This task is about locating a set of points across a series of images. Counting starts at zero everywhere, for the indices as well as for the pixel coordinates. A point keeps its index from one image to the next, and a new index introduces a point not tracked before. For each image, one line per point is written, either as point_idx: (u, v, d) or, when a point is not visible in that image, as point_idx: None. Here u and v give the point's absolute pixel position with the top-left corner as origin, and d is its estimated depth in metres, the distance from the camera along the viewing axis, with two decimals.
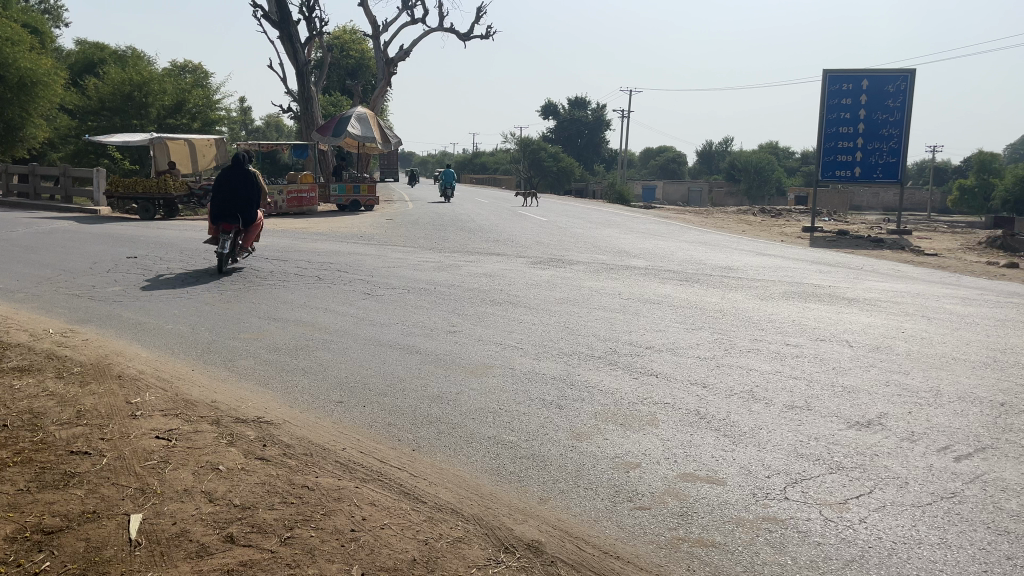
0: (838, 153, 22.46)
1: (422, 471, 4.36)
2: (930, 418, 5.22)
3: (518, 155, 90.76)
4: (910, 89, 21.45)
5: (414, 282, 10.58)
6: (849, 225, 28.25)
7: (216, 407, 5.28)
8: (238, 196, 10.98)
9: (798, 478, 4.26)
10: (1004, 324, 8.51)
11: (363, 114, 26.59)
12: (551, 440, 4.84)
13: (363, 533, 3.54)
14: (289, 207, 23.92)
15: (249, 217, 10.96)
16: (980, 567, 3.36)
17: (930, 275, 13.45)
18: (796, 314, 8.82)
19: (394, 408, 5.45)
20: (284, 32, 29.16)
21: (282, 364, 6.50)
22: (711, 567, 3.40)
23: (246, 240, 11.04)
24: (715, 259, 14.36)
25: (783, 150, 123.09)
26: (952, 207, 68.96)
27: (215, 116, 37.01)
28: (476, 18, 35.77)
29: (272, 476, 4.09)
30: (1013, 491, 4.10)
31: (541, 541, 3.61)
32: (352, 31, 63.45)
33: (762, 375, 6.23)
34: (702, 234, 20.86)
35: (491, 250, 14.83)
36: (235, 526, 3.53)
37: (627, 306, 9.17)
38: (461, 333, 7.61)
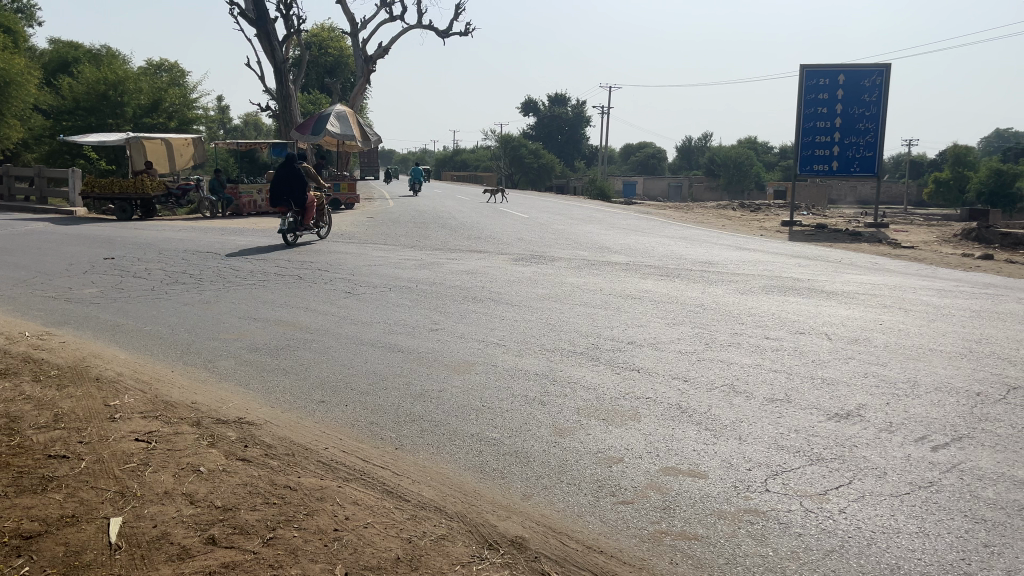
0: (815, 147, 22.62)
1: (406, 469, 4.35)
2: (908, 409, 5.29)
3: (500, 152, 90.72)
4: (885, 83, 21.71)
5: (396, 279, 10.58)
6: (828, 218, 28.43)
7: (196, 408, 5.25)
8: (289, 187, 14.65)
9: (779, 470, 4.30)
10: (979, 315, 8.62)
11: (342, 112, 26.40)
12: (534, 436, 4.85)
13: (346, 532, 3.53)
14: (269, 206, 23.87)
15: (300, 199, 14.54)
16: (958, 555, 3.40)
17: (908, 267, 13.60)
18: (775, 307, 8.91)
19: (376, 406, 5.43)
20: (261, 30, 28.94)
21: (263, 364, 6.48)
22: (693, 560, 3.42)
23: (303, 218, 14.70)
24: (696, 253, 14.44)
25: (762, 145, 123.76)
26: (928, 199, 69.63)
27: (192, 116, 36.74)
28: (455, 15, 35.81)
29: (254, 476, 4.08)
30: (990, 480, 4.16)
31: (525, 537, 3.62)
32: (332, 27, 63.05)
33: (742, 368, 6.29)
34: (683, 229, 20.96)
35: (472, 247, 14.81)
36: (217, 527, 3.51)
37: (610, 301, 9.21)
38: (443, 330, 7.61)
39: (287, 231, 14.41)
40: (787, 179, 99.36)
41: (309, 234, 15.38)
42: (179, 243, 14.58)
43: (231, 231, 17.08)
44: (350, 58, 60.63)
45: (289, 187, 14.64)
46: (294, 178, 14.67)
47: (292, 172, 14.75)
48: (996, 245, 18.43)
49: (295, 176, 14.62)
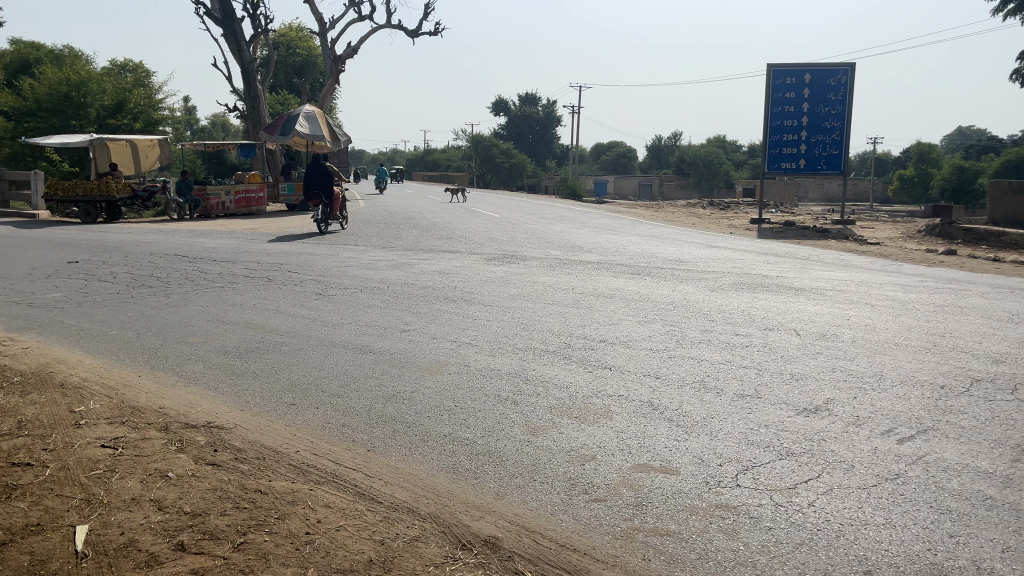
0: (783, 146, 22.86)
1: (378, 471, 4.33)
2: (874, 403, 5.37)
3: (471, 152, 90.47)
4: (850, 83, 22.02)
5: (368, 280, 10.52)
6: (796, 216, 28.72)
7: (164, 413, 5.18)
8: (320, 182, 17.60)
9: (749, 465, 4.34)
10: (944, 310, 8.77)
11: (311, 113, 26.16)
12: (507, 435, 4.86)
13: (318, 535, 3.50)
14: (237, 208, 23.62)
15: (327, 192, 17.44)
16: (924, 546, 3.46)
17: (873, 263, 13.79)
18: (744, 304, 8.99)
19: (347, 408, 5.40)
20: (228, 29, 28.61)
21: (231, 367, 6.40)
22: (666, 556, 3.45)
23: (333, 208, 17.67)
24: (666, 252, 14.55)
25: (731, 144, 125.01)
26: (894, 196, 70.77)
27: (158, 117, 36.27)
28: (424, 14, 35.75)
29: (224, 481, 4.03)
30: (954, 471, 4.24)
31: (499, 536, 3.62)
32: (299, 27, 62.47)
33: (713, 365, 6.33)
34: (653, 228, 21.03)
35: (445, 247, 14.75)
36: (187, 533, 3.47)
37: (582, 300, 9.24)
38: (415, 331, 7.58)
39: (321, 219, 17.36)
40: (756, 177, 100.28)
41: (338, 223, 18.38)
42: (145, 245, 14.38)
43: (199, 233, 16.83)
44: (318, 57, 60.09)
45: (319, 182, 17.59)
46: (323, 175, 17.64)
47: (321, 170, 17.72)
48: (959, 241, 18.74)
49: (323, 173, 17.56)
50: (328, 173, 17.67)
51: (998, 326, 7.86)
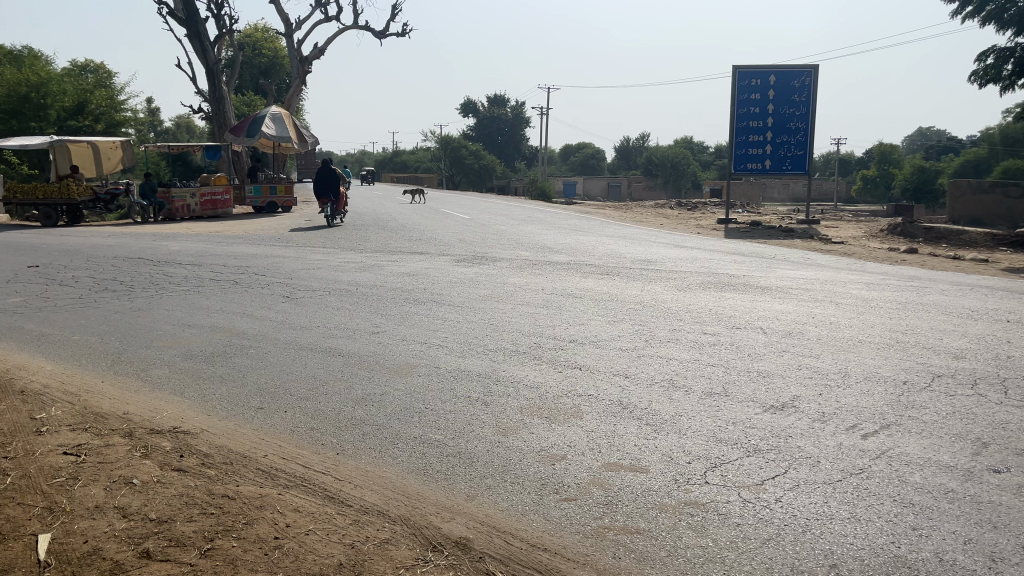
0: (749, 147, 23.13)
1: (347, 474, 4.30)
2: (839, 399, 5.45)
3: (440, 153, 90.14)
4: (813, 84, 22.33)
5: (336, 283, 10.45)
6: (762, 215, 29.06)
7: (128, 418, 5.10)
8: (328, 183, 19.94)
9: (717, 463, 4.38)
10: (905, 307, 8.95)
11: (277, 114, 25.91)
12: (477, 437, 4.85)
13: (287, 540, 3.47)
14: (203, 211, 23.22)
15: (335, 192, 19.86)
16: (887, 539, 3.53)
17: (837, 262, 14.00)
18: (711, 303, 9.09)
19: (316, 412, 5.35)
20: (192, 30, 28.23)
21: (198, 371, 6.33)
22: (636, 553, 3.48)
23: (339, 206, 20.12)
24: (635, 252, 14.67)
25: (698, 144, 126.15)
26: (856, 196, 72.02)
27: (120, 118, 35.72)
28: (392, 15, 35.60)
29: (190, 487, 3.98)
30: (916, 465, 4.32)
31: (470, 538, 3.61)
32: (265, 28, 61.77)
33: (681, 364, 6.38)
34: (622, 228, 21.12)
35: (414, 248, 14.69)
36: (152, 540, 3.42)
37: (551, 300, 9.25)
38: (384, 333, 7.54)
39: (330, 215, 19.65)
40: (723, 177, 101.42)
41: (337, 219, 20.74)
42: (107, 249, 14.12)
43: (163, 237, 16.60)
44: (285, 59, 59.58)
45: (328, 184, 20.14)
46: (331, 177, 20.16)
47: (327, 173, 20.25)
48: (920, 239, 19.12)
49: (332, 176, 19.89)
50: (335, 175, 20.03)
51: (959, 322, 8.04)
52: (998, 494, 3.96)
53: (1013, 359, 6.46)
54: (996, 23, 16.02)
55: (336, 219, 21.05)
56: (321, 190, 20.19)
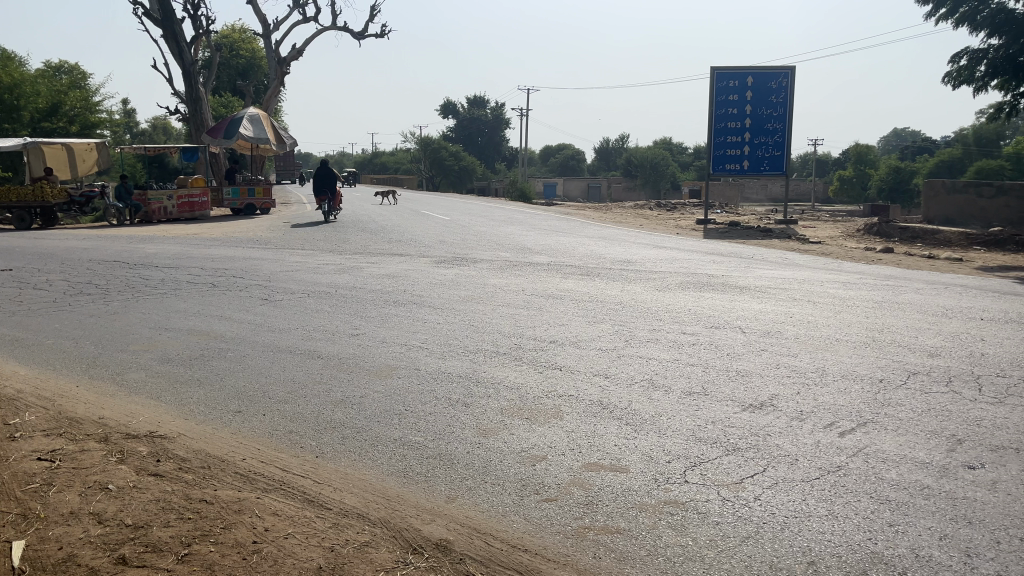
0: (727, 148, 23.27)
1: (327, 477, 4.28)
2: (817, 397, 5.50)
3: (419, 155, 89.78)
4: (790, 86, 22.58)
5: (315, 285, 10.40)
6: (740, 216, 29.26)
7: (104, 423, 5.04)
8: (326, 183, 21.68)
9: (697, 461, 4.40)
10: (881, 305, 9.05)
11: (255, 115, 25.74)
12: (457, 438, 4.84)
13: (266, 544, 3.45)
14: (180, 212, 22.97)
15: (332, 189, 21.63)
16: (865, 535, 3.56)
17: (814, 261, 14.14)
18: (690, 303, 9.14)
19: (295, 414, 5.32)
20: (168, 31, 27.96)
21: (175, 375, 6.26)
22: (617, 553, 3.48)
23: (336, 204, 21.74)
24: (615, 252, 14.72)
25: (676, 144, 126.74)
26: (833, 196, 72.71)
27: (94, 119, 35.50)
28: (371, 15, 35.51)
29: (167, 491, 3.94)
30: (892, 462, 4.37)
31: (450, 539, 3.61)
32: (242, 28, 61.22)
33: (661, 364, 6.41)
34: (602, 229, 21.17)
35: (394, 250, 14.65)
36: (128, 546, 3.38)
37: (532, 301, 9.24)
38: (364, 335, 7.51)
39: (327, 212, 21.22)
40: (702, 178, 102.09)
41: (333, 216, 22.87)
42: (82, 252, 13.94)
43: (140, 240, 16.42)
44: (263, 60, 59.21)
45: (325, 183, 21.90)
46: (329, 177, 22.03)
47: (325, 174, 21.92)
48: (896, 239, 19.33)
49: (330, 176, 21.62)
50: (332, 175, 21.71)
51: (933, 320, 8.13)
52: (972, 489, 4.02)
53: (987, 356, 6.55)
54: (968, 25, 16.21)
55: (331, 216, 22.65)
56: (319, 189, 21.92)
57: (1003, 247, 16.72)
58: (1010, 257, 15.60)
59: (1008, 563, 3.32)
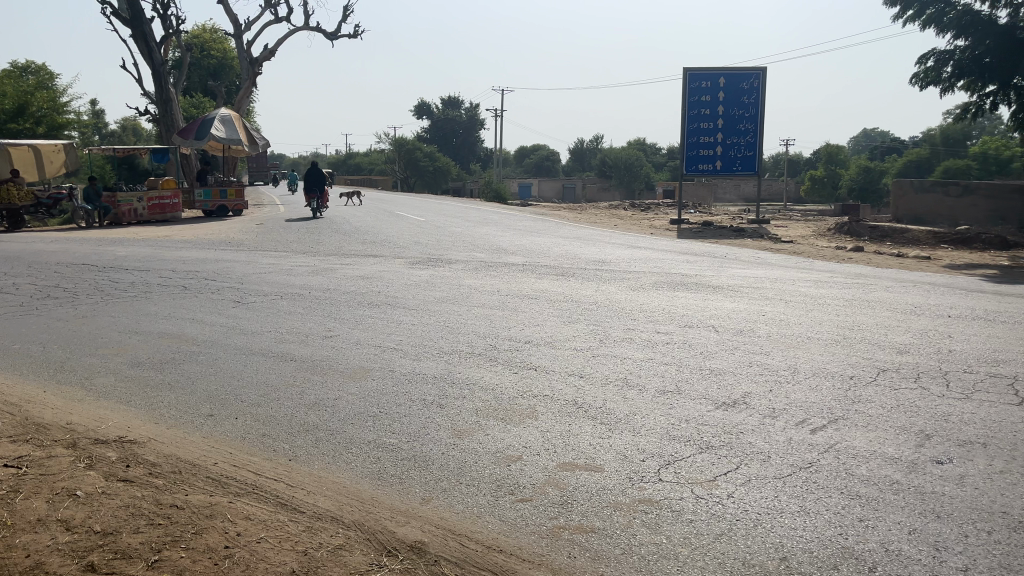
0: (700, 147, 23.40)
1: (300, 481, 4.24)
2: (789, 394, 5.56)
3: (393, 155, 89.43)
4: (761, 87, 22.84)
5: (288, 286, 10.31)
6: (713, 215, 29.51)
7: (72, 429, 4.95)
8: (315, 181, 24.04)
9: (671, 459, 4.43)
10: (852, 303, 9.18)
11: (226, 116, 25.49)
12: (432, 439, 4.83)
13: (238, 548, 3.41)
14: (150, 215, 22.69)
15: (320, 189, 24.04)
16: (836, 530, 3.60)
17: (787, 260, 14.29)
18: (664, 302, 9.17)
19: (268, 418, 5.27)
20: (137, 30, 27.59)
21: (145, 379, 6.17)
22: (591, 552, 3.49)
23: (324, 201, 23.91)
24: (589, 252, 14.79)
25: (649, 144, 127.46)
26: (804, 195, 73.55)
27: (62, 120, 34.91)
28: (344, 15, 35.32)
29: (136, 497, 3.88)
30: (863, 457, 4.43)
31: (424, 541, 3.59)
32: (213, 28, 60.50)
33: (635, 363, 6.45)
34: (576, 229, 21.24)
35: (369, 251, 14.60)
36: (97, 554, 3.33)
37: (506, 302, 9.25)
38: (339, 337, 7.46)
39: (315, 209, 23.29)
40: (675, 178, 102.84)
41: (321, 213, 24.75)
42: (50, 255, 13.72)
43: (110, 242, 16.18)
44: (235, 60, 58.70)
45: (315, 182, 24.21)
46: (318, 177, 24.37)
47: (314, 173, 24.28)
48: (866, 238, 19.60)
49: (320, 176, 23.98)
50: (322, 176, 23.97)
51: (901, 318, 8.25)
52: (941, 484, 4.08)
53: (954, 353, 6.65)
54: (935, 26, 16.45)
55: (319, 212, 24.80)
56: (310, 186, 24.28)
57: (969, 245, 17.02)
58: (976, 255, 15.86)
59: (976, 557, 3.38)
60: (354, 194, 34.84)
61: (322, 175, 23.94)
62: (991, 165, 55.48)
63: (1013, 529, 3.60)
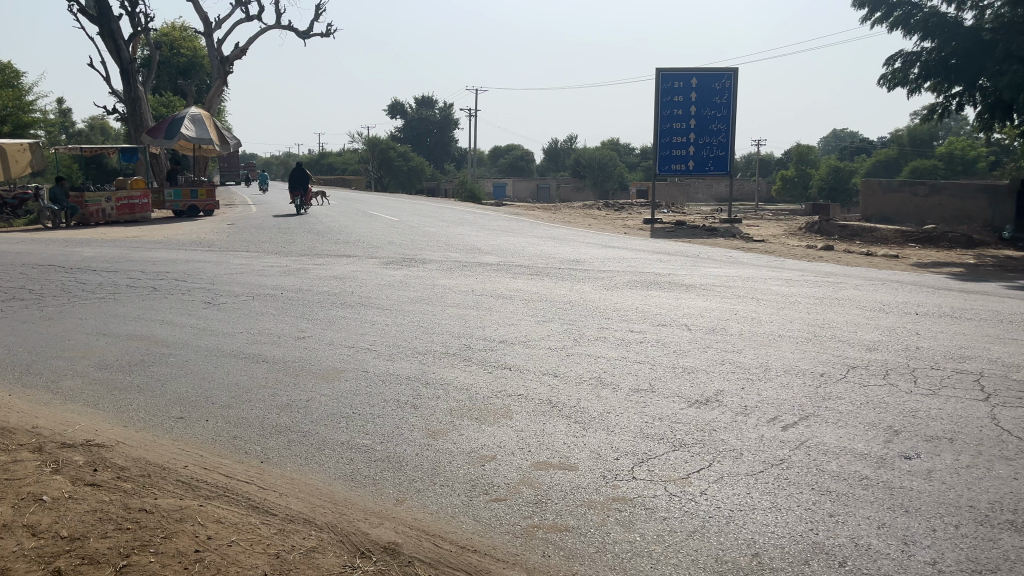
0: (673, 148, 23.55)
1: (273, 483, 4.20)
2: (760, 392, 5.62)
3: (367, 155, 88.92)
4: (733, 87, 23.02)
5: (260, 287, 10.22)
6: (687, 215, 29.71)
7: (37, 433, 4.86)
8: (301, 180, 24.68)
9: (644, 458, 4.45)
10: (822, 301, 9.29)
11: (196, 115, 25.18)
12: (406, 440, 4.80)
13: (208, 552, 3.37)
14: (119, 215, 22.39)
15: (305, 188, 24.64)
16: (807, 526, 3.64)
17: (759, 259, 14.42)
18: (637, 301, 9.21)
19: (239, 420, 5.21)
20: (104, 28, 27.17)
21: (113, 382, 6.08)
22: (565, 552, 3.49)
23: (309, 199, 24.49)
24: (563, 252, 14.82)
25: (623, 144, 127.98)
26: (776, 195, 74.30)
27: (28, 119, 34.31)
28: (316, 14, 35.05)
29: (105, 502, 3.82)
30: (833, 454, 4.48)
31: (398, 542, 3.57)
32: (182, 26, 59.62)
33: (609, 362, 6.47)
34: (550, 229, 21.28)
35: (343, 251, 14.50)
36: (63, 559, 3.28)
37: (481, 301, 9.24)
38: (311, 338, 7.39)
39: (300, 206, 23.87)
40: (649, 178, 103.41)
41: (305, 210, 25.36)
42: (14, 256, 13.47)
43: (77, 243, 15.93)
44: (205, 59, 58.00)
45: (300, 181, 24.79)
46: (303, 177, 24.94)
47: (298, 173, 24.84)
48: (835, 237, 19.86)
49: (305, 176, 24.61)
50: (307, 175, 24.57)
51: (870, 315, 8.35)
52: (910, 479, 4.14)
53: (922, 350, 6.75)
54: (902, 28, 16.71)
55: (304, 210, 25.42)
56: (295, 185, 24.85)
57: (936, 244, 17.28)
58: (943, 253, 16.12)
59: (944, 550, 3.43)
60: (321, 194, 34.51)
61: (306, 176, 24.53)
62: (958, 165, 56.35)
63: (979, 523, 3.66)
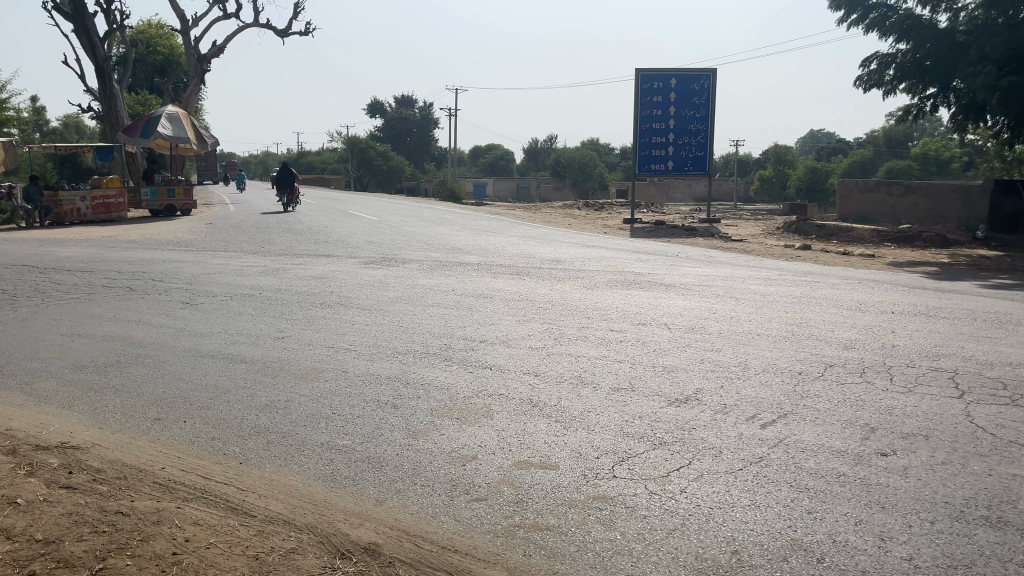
0: (652, 148, 23.66)
1: (251, 484, 4.17)
2: (739, 390, 5.65)
3: (347, 155, 88.47)
4: (712, 87, 23.14)
5: (238, 287, 10.13)
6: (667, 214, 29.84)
7: (11, 435, 4.79)
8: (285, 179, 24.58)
9: (624, 456, 4.47)
10: (800, 300, 9.37)
11: (173, 113, 24.92)
12: (386, 440, 4.78)
13: (186, 554, 3.34)
14: (94, 215, 22.12)
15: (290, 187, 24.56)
16: (785, 523, 3.67)
17: (738, 258, 14.52)
18: (617, 301, 9.23)
19: (217, 421, 5.17)
20: (79, 25, 26.84)
21: (89, 383, 6.01)
22: (546, 551, 3.49)
23: (294, 197, 24.38)
24: (544, 251, 14.83)
25: (603, 144, 128.33)
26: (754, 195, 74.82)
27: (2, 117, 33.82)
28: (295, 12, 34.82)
29: (80, 504, 3.77)
30: (811, 451, 4.52)
31: (378, 543, 3.56)
32: (159, 23, 59.01)
33: (589, 361, 6.49)
34: (530, 229, 21.29)
35: (322, 251, 14.41)
36: (38, 563, 3.23)
37: (462, 301, 9.23)
38: (290, 338, 7.34)
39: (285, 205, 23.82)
40: (629, 178, 103.74)
41: (290, 209, 25.27)
42: None
43: (52, 242, 15.74)
44: (182, 57, 57.47)
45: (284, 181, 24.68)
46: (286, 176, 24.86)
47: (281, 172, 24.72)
48: (813, 236, 20.05)
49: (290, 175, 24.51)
50: (291, 175, 24.49)
51: (847, 314, 8.44)
52: (886, 476, 4.18)
53: (897, 348, 6.83)
54: (878, 30, 16.92)
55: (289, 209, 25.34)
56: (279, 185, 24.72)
57: (912, 243, 17.49)
58: (918, 252, 16.32)
59: (919, 546, 3.47)
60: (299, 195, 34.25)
61: (290, 175, 24.46)
62: (932, 165, 57.03)
63: (955, 518, 3.71)
